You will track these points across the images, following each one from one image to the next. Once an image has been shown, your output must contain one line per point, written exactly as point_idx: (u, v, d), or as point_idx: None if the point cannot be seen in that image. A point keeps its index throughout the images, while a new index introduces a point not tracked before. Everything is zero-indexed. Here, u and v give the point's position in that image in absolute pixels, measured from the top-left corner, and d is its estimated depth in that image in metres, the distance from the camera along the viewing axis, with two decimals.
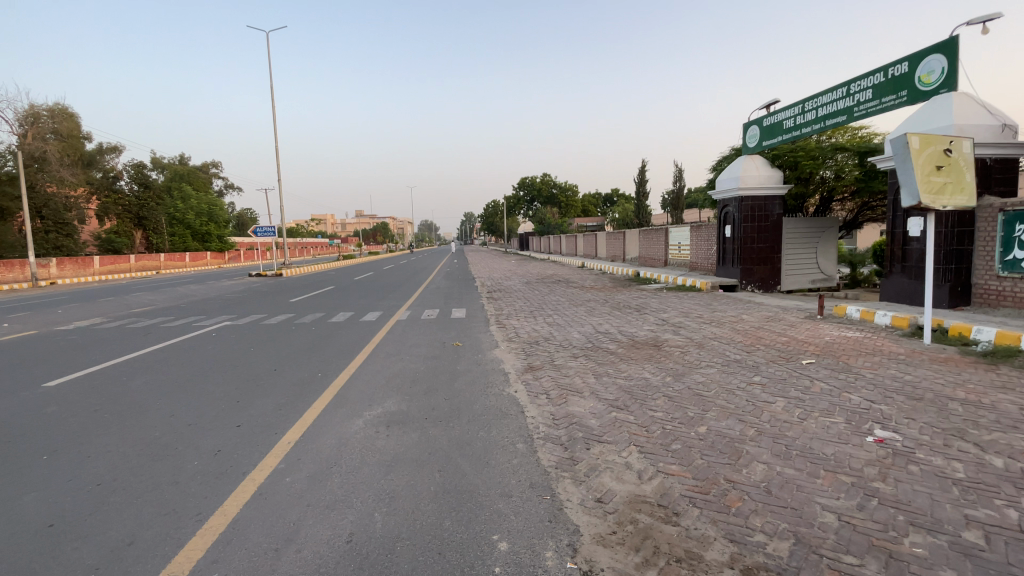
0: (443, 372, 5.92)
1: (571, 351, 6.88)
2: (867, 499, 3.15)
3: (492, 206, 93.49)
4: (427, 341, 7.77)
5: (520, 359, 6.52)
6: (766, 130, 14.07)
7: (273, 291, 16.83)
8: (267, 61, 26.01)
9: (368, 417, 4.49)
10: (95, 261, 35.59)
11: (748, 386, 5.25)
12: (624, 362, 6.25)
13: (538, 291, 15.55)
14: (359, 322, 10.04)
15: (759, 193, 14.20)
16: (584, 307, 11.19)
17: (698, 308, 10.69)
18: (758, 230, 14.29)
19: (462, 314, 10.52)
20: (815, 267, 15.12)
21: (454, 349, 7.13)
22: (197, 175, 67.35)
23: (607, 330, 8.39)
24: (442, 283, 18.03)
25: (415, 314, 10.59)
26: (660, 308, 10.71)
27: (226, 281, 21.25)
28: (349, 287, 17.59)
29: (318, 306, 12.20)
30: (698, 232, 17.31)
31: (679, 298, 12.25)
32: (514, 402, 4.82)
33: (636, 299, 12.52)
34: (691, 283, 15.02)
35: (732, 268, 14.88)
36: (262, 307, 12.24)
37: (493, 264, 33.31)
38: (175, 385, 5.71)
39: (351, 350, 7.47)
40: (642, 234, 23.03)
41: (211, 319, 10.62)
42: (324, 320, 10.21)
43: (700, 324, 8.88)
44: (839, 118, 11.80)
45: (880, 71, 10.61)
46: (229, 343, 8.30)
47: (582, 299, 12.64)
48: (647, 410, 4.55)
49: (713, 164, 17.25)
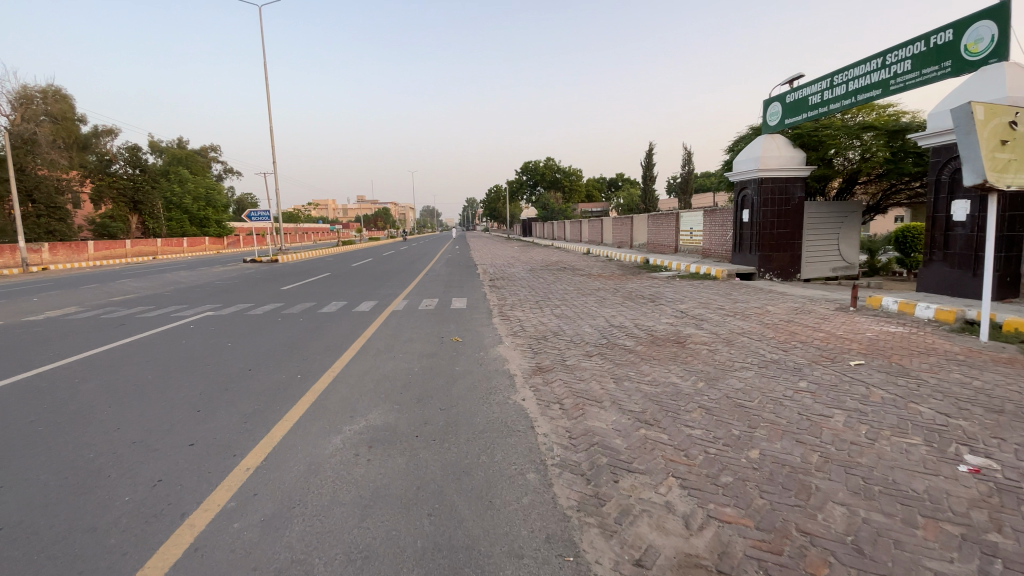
0: (440, 374, 5.16)
1: (583, 349, 6.11)
2: (990, 562, 2.38)
3: (493, 191, 92.39)
4: (424, 335, 7.01)
5: (526, 358, 5.76)
6: (788, 107, 13.15)
7: (265, 278, 16.08)
8: (262, 41, 25.37)
9: (347, 433, 3.73)
10: (90, 245, 34.91)
11: (796, 395, 4.48)
12: (646, 362, 5.47)
13: (543, 278, 14.76)
14: (351, 312, 9.29)
15: (780, 175, 13.32)
16: (594, 297, 10.41)
17: (718, 298, 9.88)
18: (777, 215, 13.43)
19: (462, 305, 9.75)
20: (837, 255, 14.29)
21: (453, 346, 6.37)
22: (195, 159, 66.42)
23: (622, 324, 7.62)
24: (442, 270, 17.25)
25: (412, 304, 9.83)
26: (676, 299, 9.92)
27: (218, 267, 20.55)
28: (345, 274, 16.82)
29: (308, 294, 11.44)
30: (712, 217, 16.44)
31: (694, 287, 11.46)
32: (522, 414, 4.06)
33: (648, 287, 11.74)
34: (705, 271, 14.22)
35: (749, 255, 14.06)
36: (248, 296, 11.49)
37: (495, 250, 32.45)
38: (132, 390, 4.97)
39: (339, 345, 6.73)
40: (650, 220, 22.16)
41: (192, 309, 9.87)
42: (314, 310, 9.47)
43: (723, 316, 8.10)
44: (872, 93, 10.88)
45: (920, 39, 9.69)
46: (206, 337, 7.55)
47: (590, 288, 11.85)
48: (682, 427, 3.78)
49: (728, 145, 16.31)
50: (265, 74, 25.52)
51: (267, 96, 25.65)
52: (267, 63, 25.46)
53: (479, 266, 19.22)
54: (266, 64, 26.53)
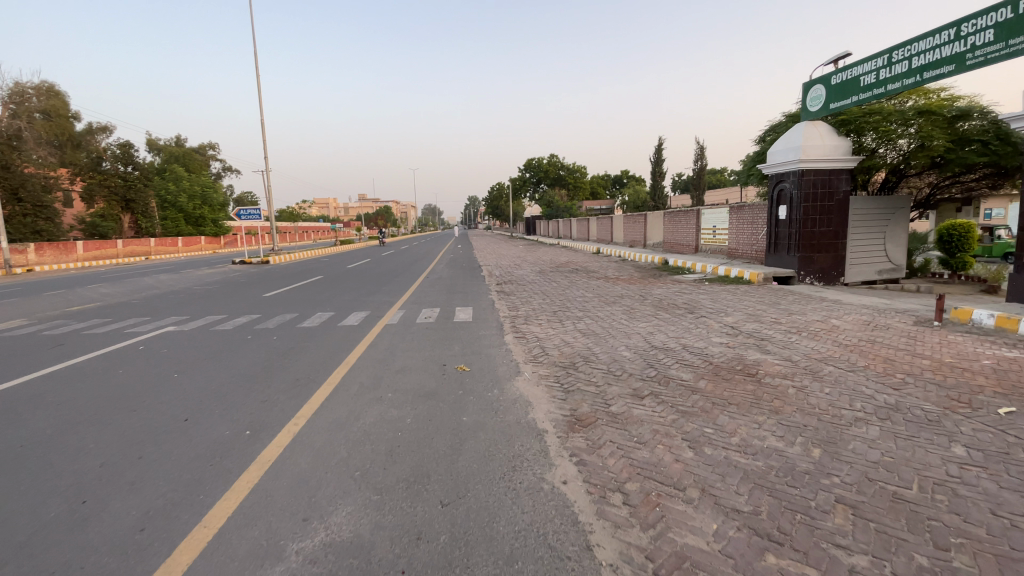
0: (441, 430, 3.73)
1: (629, 385, 4.67)
2: None
3: (496, 189, 90.73)
4: (422, 361, 5.58)
5: (557, 400, 4.32)
6: (833, 90, 11.69)
7: (249, 282, 14.64)
8: (253, 32, 24.28)
9: (292, 563, 2.31)
10: (78, 246, 33.65)
11: (966, 475, 3.04)
12: (720, 409, 4.04)
13: (556, 282, 13.31)
14: (336, 327, 7.84)
15: (824, 166, 11.87)
16: (620, 307, 8.95)
17: (767, 309, 8.42)
18: (820, 211, 11.97)
19: (468, 316, 8.34)
20: (882, 256, 12.84)
21: (457, 379, 4.91)
22: (193, 157, 65.19)
23: (664, 345, 6.19)
24: (445, 273, 15.82)
25: (408, 316, 8.40)
26: (718, 309, 8.46)
27: (202, 269, 19.11)
28: (339, 277, 15.43)
29: (292, 304, 9.98)
30: (740, 213, 14.98)
31: (733, 294, 10.00)
32: (569, 515, 2.63)
33: (679, 294, 10.31)
34: (737, 273, 12.75)
35: (786, 256, 12.60)
36: (222, 305, 10.05)
37: (500, 249, 30.98)
38: (12, 457, 3.54)
39: (315, 373, 5.31)
40: (667, 217, 20.69)
41: (151, 323, 8.42)
42: (294, 323, 8.04)
43: (786, 335, 6.65)
44: (943, 69, 9.40)
45: (1008, 4, 8.23)
46: (154, 360, 6.11)
47: (613, 295, 10.43)
48: (831, 550, 2.35)
49: (758, 136, 14.87)
50: (257, 66, 24.38)
51: (259, 88, 24.41)
52: (258, 54, 24.27)
53: (484, 268, 17.83)
54: (254, 48, 24.65)
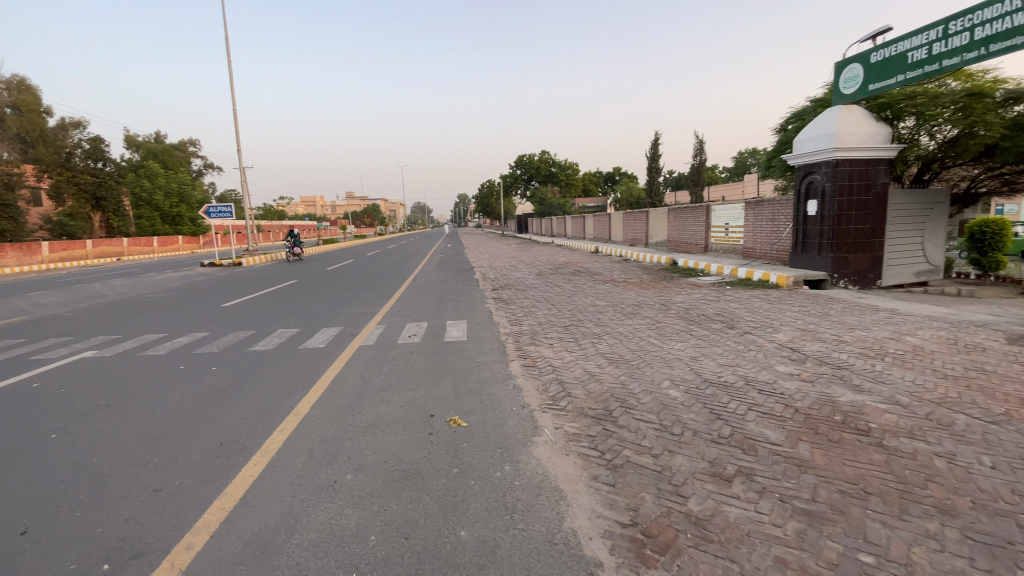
0: (424, 564, 2.25)
1: (701, 455, 3.24)
2: None
3: (485, 186, 88.76)
4: (401, 409, 4.09)
5: (602, 486, 2.88)
6: (873, 69, 10.35)
7: (214, 288, 12.98)
8: (225, 18, 22.58)
9: None
10: (44, 247, 31.60)
11: None
12: (860, 511, 2.63)
13: (559, 286, 11.85)
14: (297, 350, 6.28)
15: (861, 155, 10.52)
16: (643, 318, 7.51)
17: (818, 323, 7.06)
18: (856, 206, 10.62)
19: (462, 333, 6.86)
20: (920, 257, 11.56)
21: (450, 444, 3.43)
22: (172, 153, 62.82)
23: (719, 378, 4.77)
24: (434, 277, 14.28)
25: (389, 334, 6.89)
26: (761, 323, 7.08)
27: (166, 273, 17.33)
28: (316, 282, 13.82)
29: (250, 319, 8.36)
30: (759, 209, 13.63)
31: (769, 302, 8.63)
32: None
33: (705, 301, 8.92)
34: (762, 276, 11.37)
35: (816, 257, 11.25)
36: (166, 321, 8.38)
37: (492, 248, 29.47)
38: None
39: (249, 432, 3.79)
40: (671, 214, 19.30)
41: (67, 347, 6.78)
42: (246, 345, 6.46)
43: (866, 363, 5.26)
44: (1015, 40, 8.04)
45: None
46: (42, 406, 4.54)
47: (629, 302, 9.00)
48: None
49: (778, 123, 13.48)
50: (228, 53, 22.64)
51: (230, 76, 22.68)
52: (228, 40, 22.56)
53: (477, 269, 16.33)
54: (226, 29, 22.62)
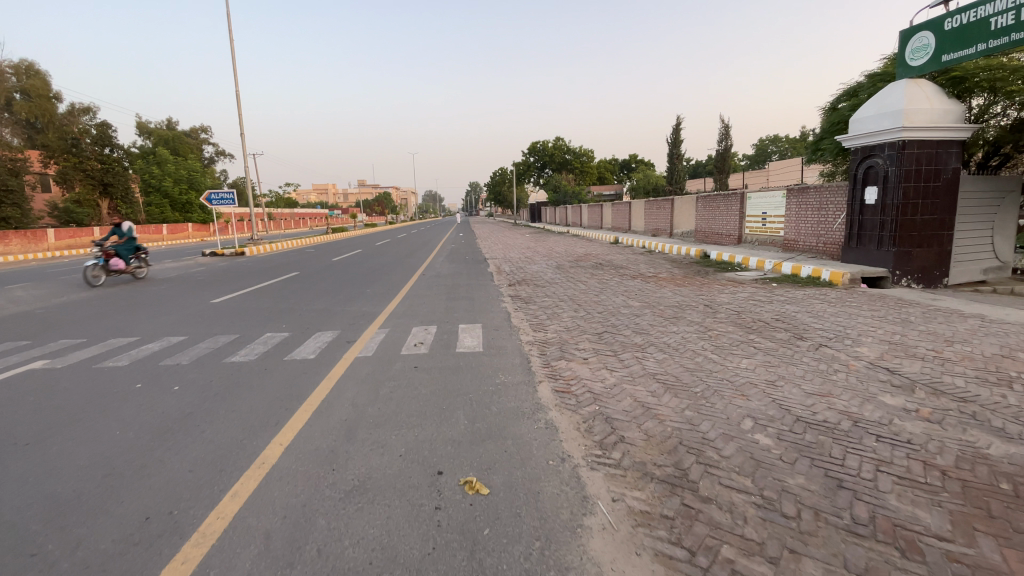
0: None
1: (842, 562, 2.17)
2: None
3: (498, 174, 87.48)
4: (400, 461, 3.04)
5: None
6: (947, 37, 8.96)
7: (209, 280, 12.04)
8: (228, 1, 21.57)
9: None
10: (51, 235, 30.96)
11: None
12: None
13: (583, 282, 10.74)
14: (280, 361, 5.23)
15: (932, 136, 9.21)
16: (691, 324, 6.40)
17: (904, 334, 5.89)
18: (924, 194, 9.34)
19: (479, 342, 5.80)
20: (990, 252, 10.25)
21: (467, 530, 2.38)
22: (183, 140, 62.29)
23: (814, 415, 3.67)
24: (445, 270, 13.21)
25: (393, 342, 5.84)
26: (835, 333, 5.94)
27: (164, 263, 16.39)
28: (319, 274, 12.82)
29: (235, 320, 7.33)
30: (803, 197, 12.36)
31: (832, 306, 7.46)
32: None
33: (757, 302, 7.75)
34: (812, 273, 10.15)
35: (874, 251, 10.00)
36: (140, 322, 7.37)
37: (505, 239, 28.18)
38: None
39: (190, 498, 2.76)
40: (699, 203, 18.03)
41: (20, 354, 5.81)
42: (221, 355, 5.44)
43: (994, 394, 4.14)
44: None
45: None
46: None
47: (669, 303, 7.87)
48: None
49: (828, 102, 12.14)
50: (230, 34, 21.67)
51: (232, 60, 21.69)
52: (231, 22, 21.56)
53: (491, 262, 15.24)
54: (229, 11, 21.62)
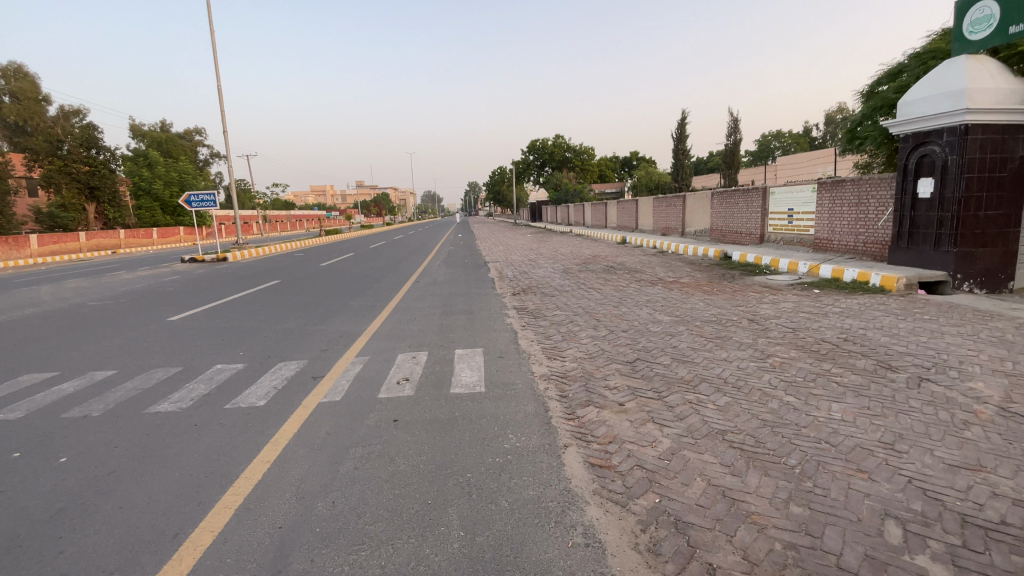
0: None
1: None
2: None
3: (497, 174, 86.25)
4: None
5: None
6: (1015, 6, 7.71)
7: (178, 292, 10.79)
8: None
9: None
10: (33, 241, 29.60)
11: None
12: None
13: (597, 289, 9.50)
14: (219, 412, 3.95)
15: (1001, 118, 7.97)
16: (743, 348, 5.16)
17: (1016, 361, 4.65)
18: (988, 186, 8.14)
19: (480, 377, 4.55)
20: None
21: None
22: (176, 142, 60.97)
23: (986, 515, 2.43)
24: (442, 277, 11.96)
25: (371, 378, 4.59)
26: (930, 360, 4.69)
27: (138, 272, 15.08)
28: (302, 282, 11.56)
29: (187, 346, 6.07)
30: (839, 192, 11.11)
31: (904, 320, 6.21)
32: None
33: (812, 316, 6.50)
34: (859, 277, 8.91)
35: (930, 251, 8.77)
36: (72, 350, 6.10)
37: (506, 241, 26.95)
38: None
39: None
40: (715, 201, 16.79)
41: None
42: (147, 403, 4.17)
43: None
44: None
45: None
46: None
47: (706, 317, 6.62)
48: None
49: (867, 84, 10.90)
50: (213, 30, 20.53)
51: (215, 57, 20.53)
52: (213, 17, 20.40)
53: (492, 267, 13.98)
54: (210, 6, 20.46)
